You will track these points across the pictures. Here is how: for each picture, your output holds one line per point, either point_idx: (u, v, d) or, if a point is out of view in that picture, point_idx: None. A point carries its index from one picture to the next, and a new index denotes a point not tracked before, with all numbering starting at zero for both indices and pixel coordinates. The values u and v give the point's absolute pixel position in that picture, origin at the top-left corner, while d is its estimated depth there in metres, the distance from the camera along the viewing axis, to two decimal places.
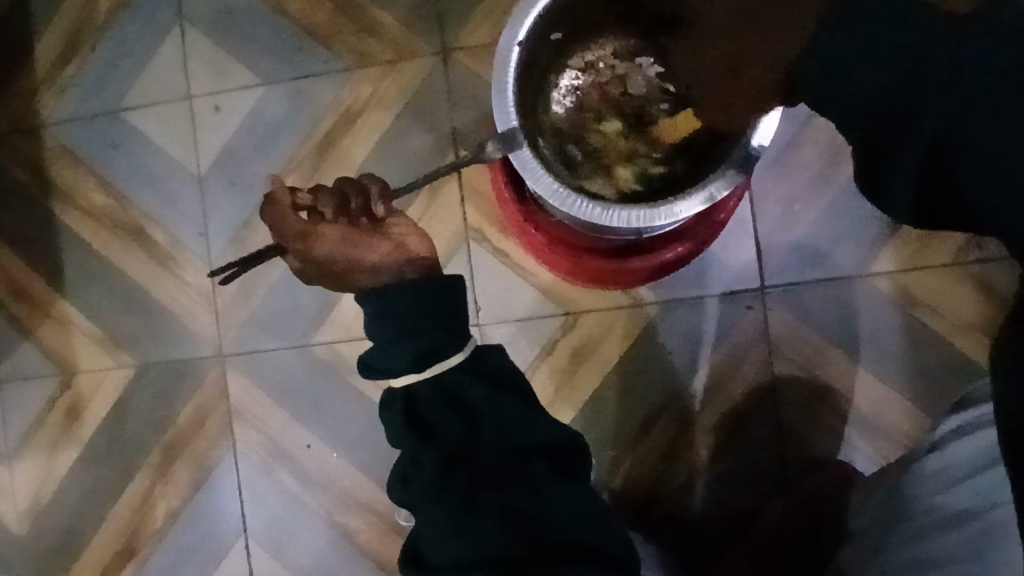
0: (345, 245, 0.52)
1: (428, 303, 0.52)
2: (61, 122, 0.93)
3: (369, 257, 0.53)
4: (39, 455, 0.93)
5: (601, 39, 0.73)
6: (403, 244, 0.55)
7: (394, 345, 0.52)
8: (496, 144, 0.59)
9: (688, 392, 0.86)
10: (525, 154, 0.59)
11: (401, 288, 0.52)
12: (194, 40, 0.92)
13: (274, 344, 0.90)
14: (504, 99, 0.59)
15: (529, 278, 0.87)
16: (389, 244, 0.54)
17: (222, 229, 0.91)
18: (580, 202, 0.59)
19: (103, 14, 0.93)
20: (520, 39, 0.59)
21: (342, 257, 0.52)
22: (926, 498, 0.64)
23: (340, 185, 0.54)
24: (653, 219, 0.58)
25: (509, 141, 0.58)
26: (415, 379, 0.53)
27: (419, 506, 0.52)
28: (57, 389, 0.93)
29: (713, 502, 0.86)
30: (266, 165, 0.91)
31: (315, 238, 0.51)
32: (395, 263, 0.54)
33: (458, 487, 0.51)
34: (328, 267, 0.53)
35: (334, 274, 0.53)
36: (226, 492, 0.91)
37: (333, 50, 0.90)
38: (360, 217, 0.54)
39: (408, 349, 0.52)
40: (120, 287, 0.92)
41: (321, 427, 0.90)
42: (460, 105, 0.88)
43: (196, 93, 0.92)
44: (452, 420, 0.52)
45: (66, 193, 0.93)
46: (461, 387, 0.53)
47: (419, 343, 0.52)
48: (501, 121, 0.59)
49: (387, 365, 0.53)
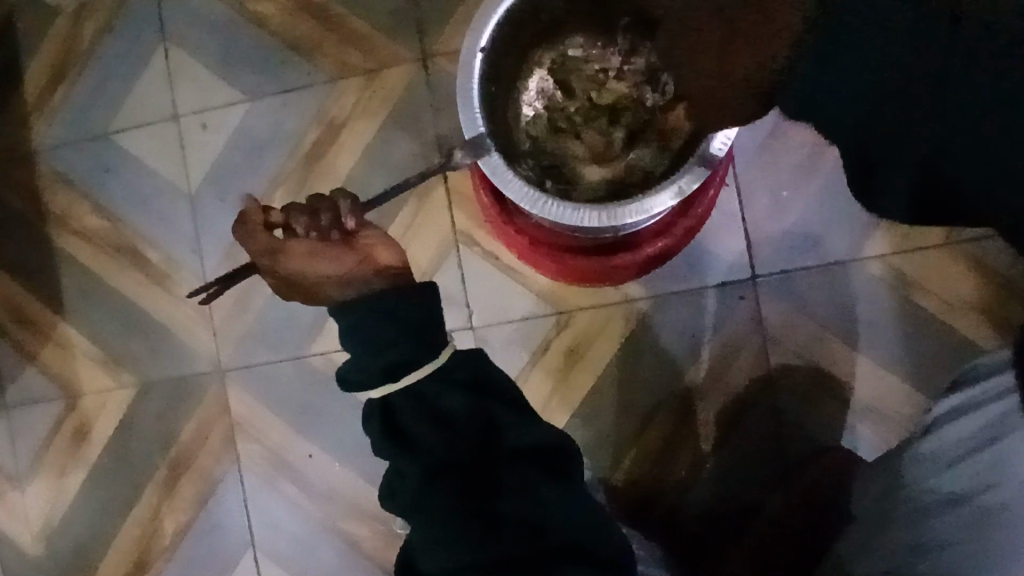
0: (311, 260, 0.53)
1: (398, 314, 0.52)
2: (52, 148, 0.94)
3: (334, 271, 0.53)
4: (49, 477, 0.94)
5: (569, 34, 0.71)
6: (371, 256, 0.54)
7: (369, 358, 0.52)
8: (464, 152, 0.59)
9: (683, 387, 0.86)
10: (494, 159, 0.60)
11: (368, 300, 0.52)
12: (178, 59, 0.93)
13: (271, 357, 0.91)
14: (470, 105, 0.60)
15: (519, 279, 0.87)
16: (356, 256, 0.54)
17: (215, 245, 0.92)
18: (552, 205, 0.59)
19: (88, 39, 0.94)
20: (484, 45, 0.59)
21: (309, 272, 0.53)
22: (919, 482, 0.63)
23: (312, 201, 0.54)
24: (625, 216, 0.58)
25: (478, 149, 0.59)
26: (390, 391, 0.53)
27: (410, 516, 0.53)
28: (63, 412, 0.94)
29: (717, 496, 0.86)
30: (255, 181, 0.91)
31: (283, 255, 0.53)
32: (361, 275, 0.54)
33: (444, 495, 0.51)
34: (297, 284, 0.54)
35: (303, 289, 0.54)
36: (232, 505, 0.92)
37: (315, 62, 0.91)
38: (331, 231, 0.53)
39: (384, 361, 0.52)
40: (119, 308, 0.93)
41: (322, 437, 0.91)
42: (443, 110, 0.88)
43: (183, 112, 0.92)
44: (430, 431, 0.52)
45: (62, 218, 0.94)
46: (438, 396, 0.53)
47: (394, 355, 0.52)
48: (469, 127, 0.59)
49: (364, 379, 0.53)
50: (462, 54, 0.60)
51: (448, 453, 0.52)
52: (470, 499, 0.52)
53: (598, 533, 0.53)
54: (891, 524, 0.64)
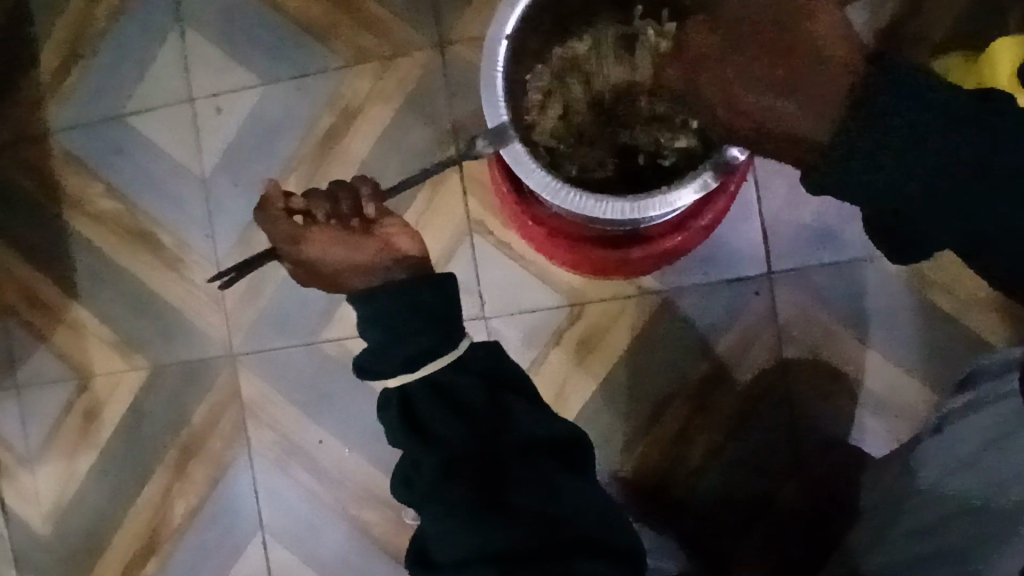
0: (333, 246, 0.53)
1: (418, 305, 0.52)
2: (66, 129, 0.94)
3: (356, 258, 0.54)
4: (60, 458, 0.94)
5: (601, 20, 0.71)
6: (391, 244, 0.55)
7: (388, 347, 0.52)
8: (486, 139, 0.59)
9: (697, 380, 0.86)
10: (516, 148, 0.59)
11: (389, 288, 0.52)
12: (192, 42, 0.92)
13: (282, 342, 0.91)
14: (494, 94, 0.59)
15: (533, 269, 0.87)
16: (377, 244, 0.54)
17: (228, 230, 0.92)
18: (573, 196, 0.58)
19: (102, 20, 0.93)
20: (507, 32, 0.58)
21: (329, 258, 0.53)
22: (932, 476, 0.63)
23: (334, 188, 0.55)
24: (649, 209, 0.58)
25: (501, 137, 0.58)
26: (408, 379, 0.53)
27: (424, 509, 0.52)
28: (74, 393, 0.94)
29: (728, 490, 0.85)
30: (268, 165, 0.91)
31: (304, 240, 0.54)
32: (382, 265, 0.54)
33: (458, 486, 0.51)
34: (318, 271, 0.54)
35: (324, 277, 0.54)
36: (242, 489, 0.92)
37: (330, 46, 0.90)
38: (352, 219, 0.54)
39: (402, 350, 0.52)
40: (132, 290, 0.93)
41: (332, 423, 0.91)
42: (459, 97, 0.88)
43: (197, 95, 0.92)
44: (447, 422, 0.52)
45: (76, 200, 0.94)
46: (455, 386, 0.53)
47: (413, 345, 0.52)
48: (492, 116, 0.59)
49: (382, 368, 0.53)
50: (486, 41, 0.59)
51: (464, 445, 0.52)
52: (486, 490, 0.51)
53: (610, 527, 0.53)
54: (903, 518, 0.64)
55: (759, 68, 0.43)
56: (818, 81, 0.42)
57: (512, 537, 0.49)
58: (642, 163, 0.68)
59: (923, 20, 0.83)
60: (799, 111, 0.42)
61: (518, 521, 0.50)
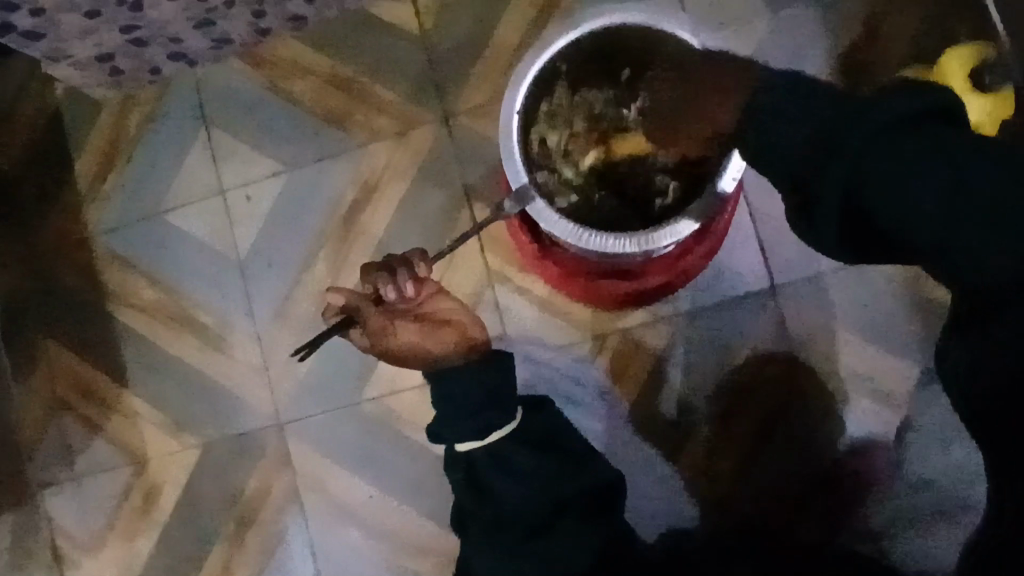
0: (419, 338, 0.62)
1: (489, 385, 0.63)
2: (108, 231, 1.02)
3: (436, 345, 0.64)
4: (121, 542, 0.99)
5: (581, 83, 0.76)
6: (462, 329, 0.65)
7: (462, 420, 0.62)
8: (511, 201, 0.66)
9: (718, 399, 0.91)
10: (538, 205, 0.66)
11: (466, 372, 0.63)
12: (219, 140, 1.00)
13: (325, 408, 0.97)
14: (511, 160, 0.67)
15: (553, 312, 0.93)
16: (453, 334, 0.64)
17: (266, 307, 0.98)
18: (593, 237, 0.65)
19: (134, 128, 1.02)
20: (516, 107, 0.66)
21: (416, 345, 0.62)
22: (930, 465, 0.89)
23: (393, 267, 0.58)
24: (661, 238, 0.66)
25: (524, 197, 0.65)
26: (475, 446, 0.63)
27: (476, 541, 0.63)
28: (132, 477, 0.99)
29: (761, 500, 0.90)
30: (299, 244, 0.98)
31: (393, 334, 0.61)
32: (455, 348, 0.64)
33: (509, 535, 0.62)
34: (401, 353, 0.63)
35: (403, 356, 0.63)
36: (299, 553, 0.96)
37: (346, 130, 0.98)
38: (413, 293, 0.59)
39: (475, 423, 0.62)
40: (179, 374, 1.00)
41: (378, 481, 0.96)
42: (468, 162, 0.96)
43: (228, 188, 1.00)
44: (502, 479, 0.62)
45: (121, 295, 1.01)
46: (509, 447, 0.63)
47: (483, 420, 0.62)
48: (513, 179, 0.66)
49: (452, 434, 0.63)
50: (500, 116, 0.67)
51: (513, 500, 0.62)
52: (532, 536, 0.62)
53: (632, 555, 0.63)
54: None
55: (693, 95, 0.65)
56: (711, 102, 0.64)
57: (549, 569, 0.61)
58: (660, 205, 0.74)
59: (878, 51, 0.92)
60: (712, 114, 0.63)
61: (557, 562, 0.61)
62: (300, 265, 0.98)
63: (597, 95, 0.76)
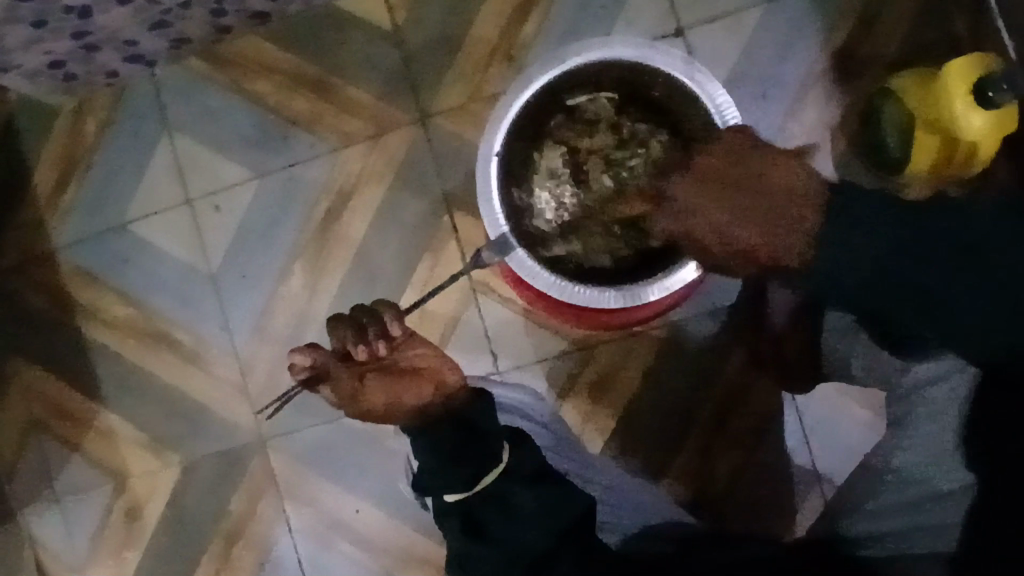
0: (392, 392, 0.59)
1: (473, 427, 0.60)
2: (72, 245, 0.97)
3: (414, 399, 0.59)
4: (107, 561, 0.97)
5: (566, 128, 0.78)
6: (441, 382, 0.61)
7: (447, 469, 0.59)
8: (492, 250, 0.70)
9: (710, 406, 0.90)
10: (518, 254, 0.69)
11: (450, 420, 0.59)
12: (183, 146, 0.95)
13: (309, 422, 0.95)
14: (492, 210, 0.70)
15: (538, 320, 0.90)
16: (430, 386, 0.61)
17: (242, 321, 0.95)
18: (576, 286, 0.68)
19: (91, 135, 0.96)
20: (495, 148, 0.70)
21: (390, 401, 0.59)
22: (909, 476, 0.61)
23: (357, 318, 0.59)
24: (649, 293, 0.68)
25: (503, 246, 0.69)
26: (466, 493, 0.60)
27: None
28: (113, 496, 0.97)
29: (754, 506, 0.89)
30: (273, 254, 0.94)
31: (363, 392, 0.57)
32: (437, 402, 0.60)
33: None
34: (378, 413, 0.59)
35: (379, 416, 0.60)
36: (289, 568, 0.95)
37: (316, 134, 0.93)
38: (378, 341, 0.58)
39: (463, 469, 0.59)
40: (156, 391, 0.97)
41: (366, 493, 0.94)
42: (447, 167, 0.92)
43: (195, 197, 0.95)
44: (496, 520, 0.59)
45: (90, 310, 0.97)
46: (503, 489, 0.60)
47: (469, 466, 0.59)
48: (493, 228, 0.70)
49: (440, 484, 0.59)
50: (478, 161, 0.70)
51: (511, 544, 0.59)
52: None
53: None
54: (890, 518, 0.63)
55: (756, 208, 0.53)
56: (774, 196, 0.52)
57: None
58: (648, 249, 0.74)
59: (871, 43, 0.88)
60: (773, 231, 0.53)
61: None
62: (276, 275, 0.94)
63: (582, 140, 0.78)
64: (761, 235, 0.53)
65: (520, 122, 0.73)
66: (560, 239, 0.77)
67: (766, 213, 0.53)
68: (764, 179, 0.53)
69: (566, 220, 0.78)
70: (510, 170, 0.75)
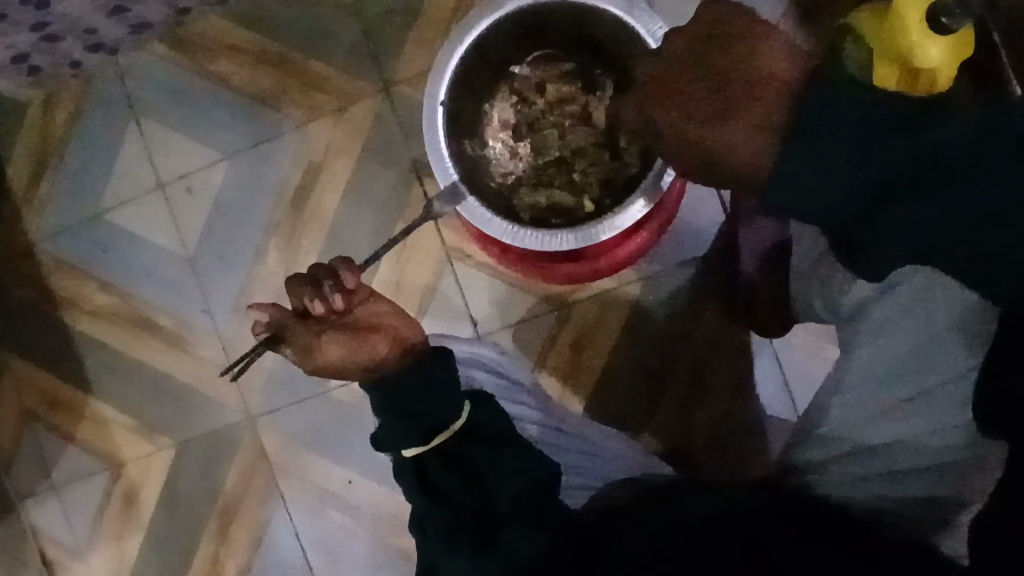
0: (348, 348, 0.59)
1: (430, 384, 0.60)
2: (50, 237, 0.98)
3: (371, 353, 0.60)
4: (108, 544, 0.99)
5: (519, 79, 0.79)
6: (399, 336, 0.62)
7: (404, 426, 0.60)
8: (443, 201, 0.70)
9: (687, 357, 0.90)
10: (470, 203, 0.69)
11: (405, 376, 0.60)
12: (152, 130, 0.96)
13: (294, 398, 0.96)
14: (442, 160, 0.70)
15: (510, 279, 0.91)
16: (389, 340, 0.61)
17: (223, 302, 0.96)
18: (531, 235, 0.69)
19: (62, 126, 0.97)
20: (441, 98, 0.69)
21: (346, 357, 0.59)
22: (845, 427, 0.61)
23: (313, 272, 0.60)
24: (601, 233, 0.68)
25: (453, 196, 0.69)
26: (422, 449, 0.60)
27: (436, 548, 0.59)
28: (109, 482, 0.98)
29: (733, 455, 0.89)
30: (248, 233, 0.95)
31: (319, 347, 0.58)
32: (394, 356, 0.61)
33: (462, 535, 0.58)
34: (335, 368, 0.59)
35: (338, 371, 0.60)
36: (286, 542, 0.97)
37: (283, 111, 0.94)
38: (334, 295, 0.59)
39: (419, 427, 0.60)
40: (144, 377, 0.98)
41: (355, 464, 0.96)
42: (414, 137, 0.92)
43: (167, 181, 0.96)
44: (454, 479, 0.60)
45: (73, 301, 0.98)
46: (460, 449, 0.61)
47: (427, 423, 0.60)
48: (443, 177, 0.69)
49: (397, 440, 0.60)
50: (424, 113, 0.70)
51: (467, 502, 0.60)
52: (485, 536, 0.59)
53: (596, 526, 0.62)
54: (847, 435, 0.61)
55: (721, 106, 0.41)
56: (741, 80, 0.41)
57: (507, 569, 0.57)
58: (600, 199, 0.78)
59: None
60: (734, 117, 0.41)
61: (515, 560, 0.57)
62: (253, 254, 0.95)
63: (533, 90, 0.80)
64: (745, 147, 0.41)
65: (464, 68, 0.72)
66: (515, 192, 0.79)
67: (742, 103, 0.40)
68: (735, 76, 0.41)
69: (515, 176, 0.79)
70: (460, 123, 0.76)
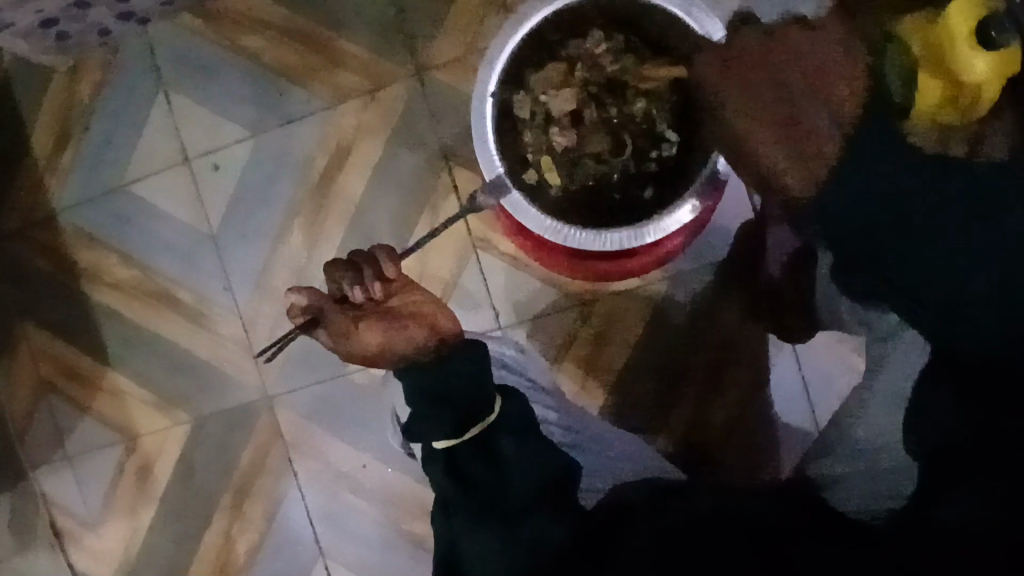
0: (385, 333, 0.60)
1: (464, 375, 0.60)
2: (72, 206, 0.97)
3: (407, 340, 0.61)
4: (122, 514, 0.99)
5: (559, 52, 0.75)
6: (436, 325, 0.63)
7: (436, 416, 0.60)
8: (485, 193, 0.71)
9: (707, 356, 0.90)
10: (511, 196, 0.71)
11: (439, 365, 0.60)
12: (178, 103, 0.95)
13: (312, 379, 0.96)
14: (487, 153, 0.72)
15: (535, 271, 0.90)
16: (425, 328, 0.62)
17: (244, 280, 0.95)
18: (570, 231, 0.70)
19: (87, 95, 0.96)
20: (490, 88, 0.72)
21: (383, 342, 0.60)
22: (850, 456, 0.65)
23: (354, 258, 0.61)
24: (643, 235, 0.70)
25: (497, 188, 0.71)
26: (454, 442, 0.60)
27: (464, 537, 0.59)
28: (124, 454, 0.99)
29: (748, 456, 0.90)
30: (272, 211, 0.94)
31: (356, 332, 0.59)
32: (431, 344, 0.62)
33: (489, 526, 0.58)
34: (370, 353, 0.61)
35: (373, 357, 0.61)
36: (298, 520, 0.97)
37: (312, 89, 0.93)
38: (373, 282, 0.60)
39: (449, 417, 0.60)
40: (162, 351, 0.98)
41: (370, 447, 0.96)
42: (442, 122, 0.91)
43: (192, 155, 0.95)
44: (483, 469, 0.60)
45: (93, 272, 0.98)
46: (495, 441, 0.61)
47: (458, 413, 0.60)
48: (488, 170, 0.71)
49: (427, 431, 0.60)
50: (473, 103, 0.72)
51: (495, 492, 0.59)
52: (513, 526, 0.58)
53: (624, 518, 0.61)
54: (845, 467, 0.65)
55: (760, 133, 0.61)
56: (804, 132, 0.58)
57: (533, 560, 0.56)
58: (647, 188, 0.75)
59: None
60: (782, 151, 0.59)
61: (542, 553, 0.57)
62: (276, 232, 0.94)
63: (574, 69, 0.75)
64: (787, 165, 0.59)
65: (513, 62, 0.74)
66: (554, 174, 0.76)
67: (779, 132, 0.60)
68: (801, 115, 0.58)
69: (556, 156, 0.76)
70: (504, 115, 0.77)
